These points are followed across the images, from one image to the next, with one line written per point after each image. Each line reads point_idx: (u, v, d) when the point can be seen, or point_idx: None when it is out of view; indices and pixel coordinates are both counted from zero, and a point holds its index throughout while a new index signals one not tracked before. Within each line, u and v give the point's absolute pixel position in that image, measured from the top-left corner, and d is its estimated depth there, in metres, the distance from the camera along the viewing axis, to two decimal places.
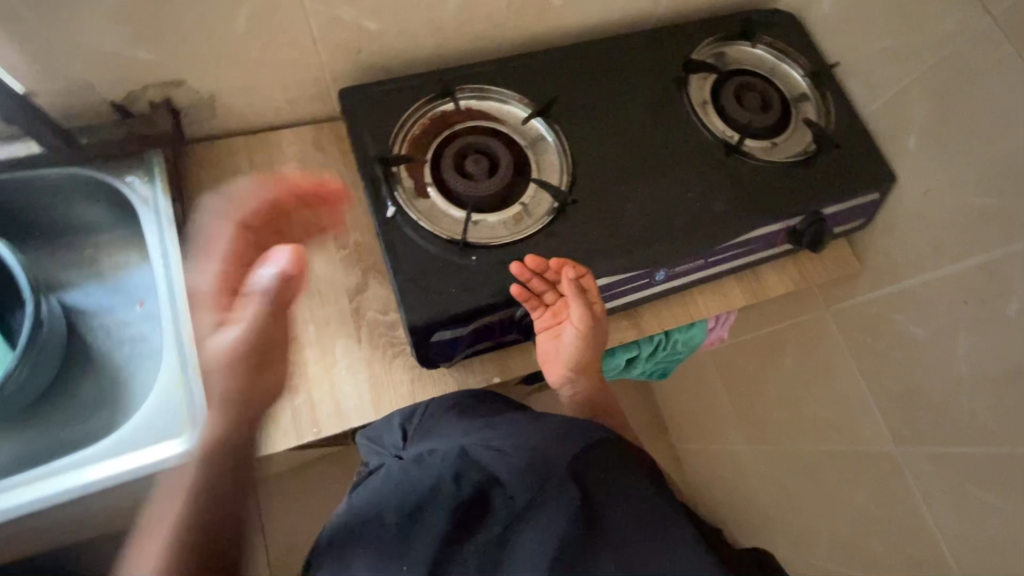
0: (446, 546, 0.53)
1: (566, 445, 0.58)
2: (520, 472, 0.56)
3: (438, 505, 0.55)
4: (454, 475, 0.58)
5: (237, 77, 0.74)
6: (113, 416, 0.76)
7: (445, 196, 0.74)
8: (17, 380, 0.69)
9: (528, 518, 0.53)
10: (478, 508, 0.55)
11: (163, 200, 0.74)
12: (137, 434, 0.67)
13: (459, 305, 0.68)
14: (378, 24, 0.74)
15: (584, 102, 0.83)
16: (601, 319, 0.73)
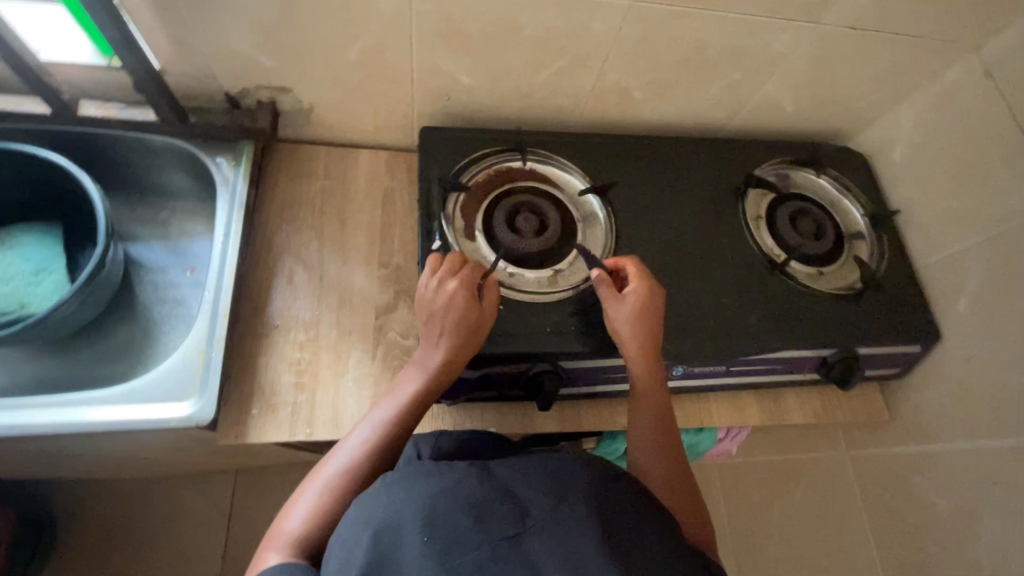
0: (453, 542, 0.42)
1: (592, 469, 0.48)
2: (543, 486, 0.46)
3: (449, 496, 0.44)
4: (466, 474, 0.47)
5: (337, 96, 0.82)
6: (135, 366, 0.80)
7: (489, 243, 0.78)
8: (66, 308, 0.73)
9: (547, 534, 0.43)
10: (496, 511, 0.44)
11: (240, 187, 0.80)
12: (150, 389, 0.69)
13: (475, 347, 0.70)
14: (471, 80, 0.81)
15: (641, 189, 0.87)
16: (657, 308, 0.71)
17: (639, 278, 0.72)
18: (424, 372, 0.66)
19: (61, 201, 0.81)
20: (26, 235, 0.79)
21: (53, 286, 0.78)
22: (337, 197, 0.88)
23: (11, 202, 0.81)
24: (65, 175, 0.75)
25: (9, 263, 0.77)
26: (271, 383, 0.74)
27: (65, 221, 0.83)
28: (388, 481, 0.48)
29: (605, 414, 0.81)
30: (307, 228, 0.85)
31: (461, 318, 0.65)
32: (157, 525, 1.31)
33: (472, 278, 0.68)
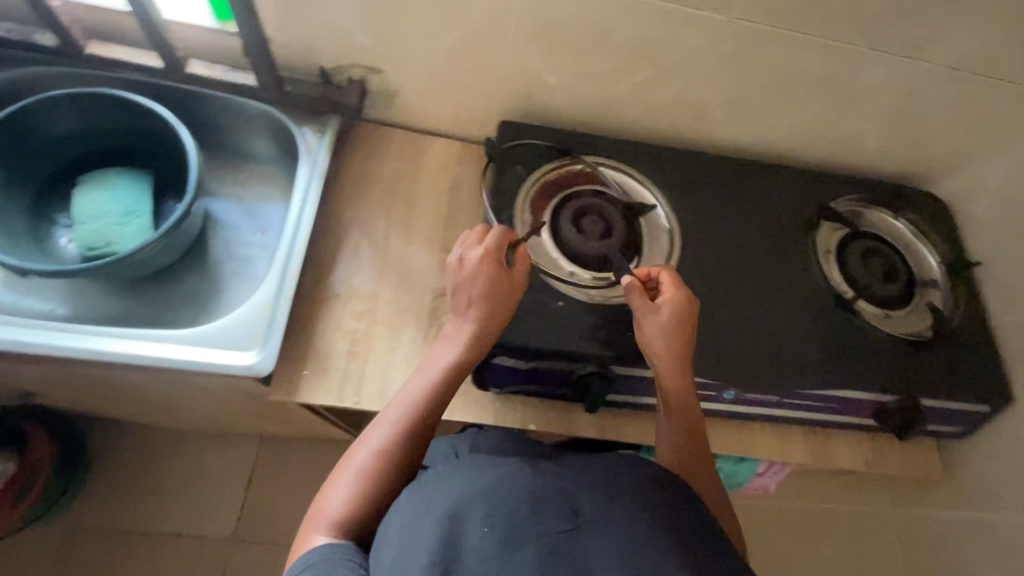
0: (510, 534, 0.42)
1: (641, 471, 0.48)
2: (595, 482, 0.46)
3: (501, 489, 0.44)
4: (514, 468, 0.47)
5: (424, 83, 0.84)
6: (200, 315, 0.84)
7: (554, 240, 0.79)
8: (149, 251, 0.77)
9: (604, 530, 0.43)
10: (551, 503, 0.44)
11: (321, 156, 0.83)
12: (216, 336, 0.72)
13: (531, 339, 0.70)
14: (556, 80, 0.82)
15: (712, 206, 0.85)
16: (688, 314, 0.69)
17: (669, 287, 0.69)
18: (456, 351, 0.64)
19: (154, 150, 0.85)
20: (120, 178, 0.84)
21: (139, 229, 0.82)
22: (407, 180, 0.90)
23: (108, 146, 0.85)
24: (165, 127, 0.79)
25: (101, 203, 0.82)
26: (326, 349, 0.76)
27: (153, 169, 0.87)
28: (438, 474, 0.48)
29: (648, 427, 0.79)
30: (376, 205, 0.87)
31: (488, 293, 0.65)
32: (181, 478, 1.38)
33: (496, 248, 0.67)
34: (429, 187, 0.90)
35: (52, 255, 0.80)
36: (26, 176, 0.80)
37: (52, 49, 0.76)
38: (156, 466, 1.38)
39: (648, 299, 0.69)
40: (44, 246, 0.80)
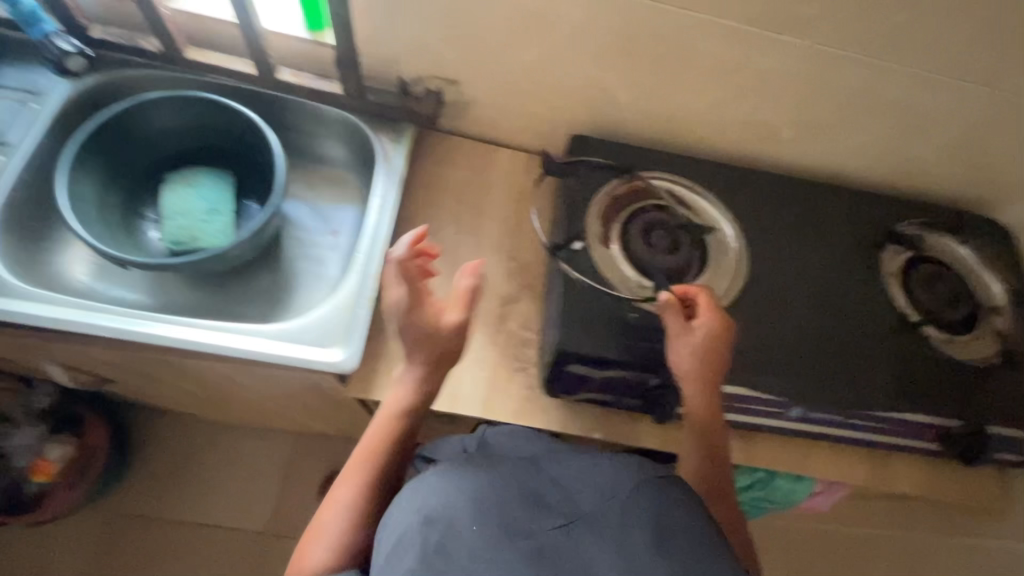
0: (507, 526, 0.46)
1: (630, 468, 0.51)
2: (588, 482, 0.50)
3: (502, 486, 0.49)
4: (519, 469, 0.52)
5: (498, 96, 0.87)
6: (276, 312, 0.87)
7: (624, 252, 0.80)
8: (242, 248, 0.80)
9: (595, 529, 0.47)
10: (543, 506, 0.49)
11: (398, 161, 0.86)
12: (304, 332, 0.74)
13: (608, 349, 0.71)
14: (629, 97, 0.84)
15: (778, 223, 0.86)
16: (721, 340, 0.70)
17: (705, 310, 0.71)
18: (413, 381, 0.69)
19: (237, 151, 0.88)
20: (206, 177, 0.87)
21: (224, 226, 0.85)
22: (475, 188, 0.93)
23: (193, 146, 0.88)
24: (257, 131, 0.83)
25: (189, 200, 0.85)
26: (399, 349, 0.79)
27: (234, 169, 0.90)
28: (435, 472, 0.51)
29: None
30: (445, 212, 0.90)
31: (430, 330, 0.68)
32: (221, 470, 1.41)
33: (423, 288, 0.69)
34: (495, 197, 0.93)
35: (142, 249, 0.84)
36: (121, 174, 0.83)
37: (157, 53, 0.80)
38: (198, 456, 1.42)
39: (681, 321, 0.70)
40: (134, 240, 0.83)
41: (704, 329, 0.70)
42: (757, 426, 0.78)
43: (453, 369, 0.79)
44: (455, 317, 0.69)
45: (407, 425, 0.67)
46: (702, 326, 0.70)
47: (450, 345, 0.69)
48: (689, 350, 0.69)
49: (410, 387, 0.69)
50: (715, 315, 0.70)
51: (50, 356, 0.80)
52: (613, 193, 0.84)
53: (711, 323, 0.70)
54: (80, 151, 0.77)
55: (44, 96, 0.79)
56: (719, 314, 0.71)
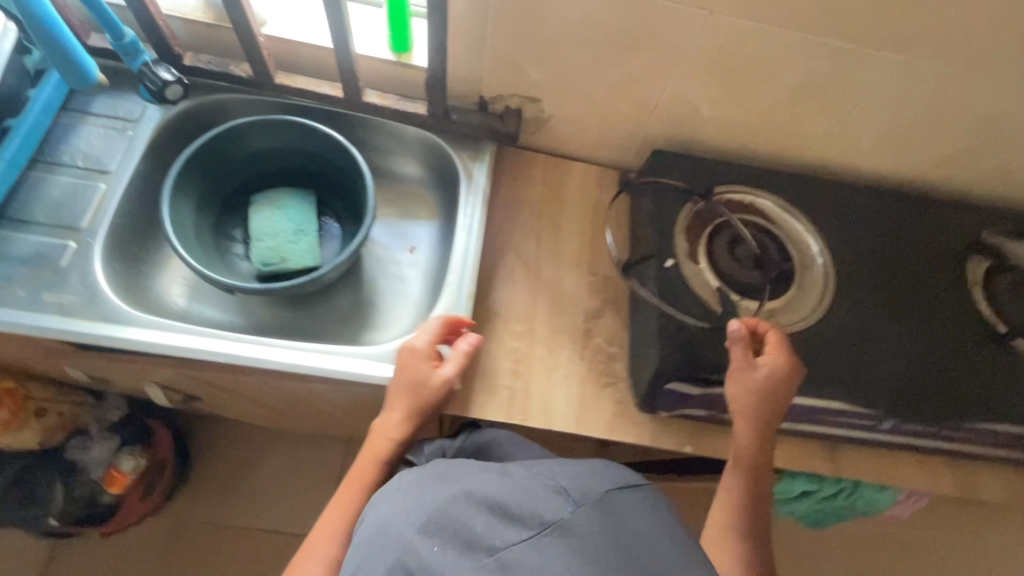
0: (472, 541, 0.46)
1: (597, 476, 0.53)
2: (557, 488, 0.50)
3: (465, 498, 0.48)
4: (480, 476, 0.51)
5: (577, 112, 0.88)
6: (362, 329, 0.88)
7: (713, 268, 0.81)
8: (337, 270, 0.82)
9: (557, 541, 0.47)
10: (508, 513, 0.48)
11: (479, 179, 0.87)
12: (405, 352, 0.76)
13: (707, 369, 0.72)
14: (711, 112, 0.84)
15: (862, 235, 0.86)
16: (784, 381, 0.70)
17: (774, 348, 0.71)
18: (403, 413, 0.70)
19: (319, 172, 0.90)
20: (290, 197, 0.88)
21: (309, 246, 0.86)
22: (551, 203, 0.93)
23: (276, 167, 0.90)
24: (345, 153, 0.84)
25: (276, 222, 0.86)
26: (492, 367, 0.80)
27: (315, 189, 0.92)
28: (402, 482, 0.51)
29: (798, 454, 0.81)
30: (525, 229, 0.91)
31: (422, 382, 0.71)
32: (279, 478, 1.43)
33: (431, 342, 0.73)
34: (571, 211, 0.93)
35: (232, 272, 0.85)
36: (210, 199, 0.86)
37: (248, 79, 0.81)
38: (256, 465, 1.44)
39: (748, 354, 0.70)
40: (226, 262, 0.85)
41: (771, 368, 0.69)
42: (839, 438, 0.80)
43: (545, 386, 0.80)
44: (448, 374, 0.72)
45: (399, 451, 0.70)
46: (769, 365, 0.69)
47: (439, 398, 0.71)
48: (750, 384, 0.69)
49: (406, 418, 0.70)
50: (783, 355, 0.70)
51: (150, 376, 0.82)
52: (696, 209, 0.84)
53: (777, 362, 0.70)
54: (180, 179, 0.79)
55: (138, 122, 0.81)
56: (786, 357, 0.70)
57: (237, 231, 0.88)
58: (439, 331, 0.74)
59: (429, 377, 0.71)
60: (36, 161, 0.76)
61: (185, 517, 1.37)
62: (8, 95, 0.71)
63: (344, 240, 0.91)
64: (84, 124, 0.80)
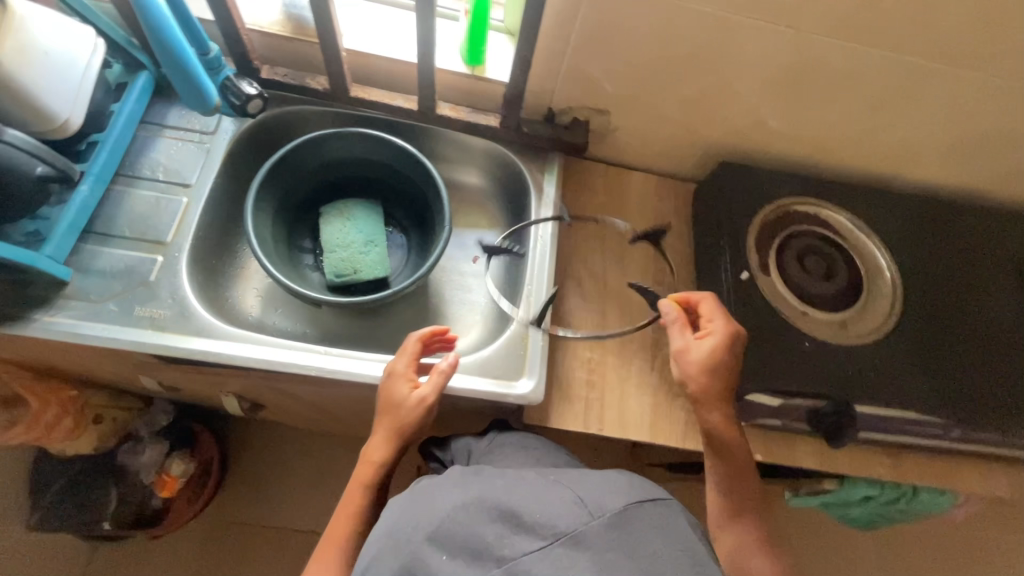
0: (479, 552, 0.44)
1: (621, 488, 0.49)
2: (569, 499, 0.47)
3: (476, 505, 0.47)
4: (495, 484, 0.50)
5: (644, 123, 0.88)
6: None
7: (783, 280, 0.83)
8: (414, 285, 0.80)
9: (571, 556, 0.44)
10: (515, 522, 0.46)
11: (550, 192, 0.88)
12: (485, 365, 0.77)
13: (787, 382, 0.74)
14: (780, 125, 0.85)
15: (925, 246, 0.87)
16: (721, 354, 0.70)
17: (707, 324, 0.72)
18: (382, 436, 0.68)
19: (386, 183, 0.90)
20: (359, 208, 0.87)
21: (379, 256, 0.85)
22: (614, 213, 0.94)
23: (344, 179, 0.90)
24: (418, 167, 0.85)
25: (345, 232, 0.85)
26: (567, 377, 0.81)
27: (381, 201, 0.92)
28: (419, 491, 0.52)
29: (865, 461, 0.83)
30: (590, 239, 0.92)
31: (397, 405, 0.68)
32: None
33: (405, 360, 0.71)
34: (634, 221, 0.94)
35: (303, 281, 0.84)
36: (284, 211, 0.86)
37: (324, 92, 0.82)
38: None
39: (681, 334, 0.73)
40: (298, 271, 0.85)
41: (703, 343, 0.71)
42: (907, 444, 0.80)
43: (620, 395, 0.81)
44: (425, 394, 0.69)
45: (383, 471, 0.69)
46: (700, 340, 0.71)
47: (419, 422, 0.68)
48: (690, 365, 0.71)
49: (382, 440, 0.68)
50: (718, 329, 0.71)
51: (225, 386, 0.83)
52: (763, 220, 0.86)
53: (711, 337, 0.71)
54: (261, 189, 0.79)
55: (214, 135, 0.82)
56: (722, 330, 0.71)
57: (306, 242, 0.88)
58: (415, 349, 0.72)
59: (409, 402, 0.68)
60: (117, 175, 0.77)
61: (223, 518, 1.28)
62: (95, 110, 0.72)
63: (409, 251, 0.91)
64: (160, 137, 0.80)
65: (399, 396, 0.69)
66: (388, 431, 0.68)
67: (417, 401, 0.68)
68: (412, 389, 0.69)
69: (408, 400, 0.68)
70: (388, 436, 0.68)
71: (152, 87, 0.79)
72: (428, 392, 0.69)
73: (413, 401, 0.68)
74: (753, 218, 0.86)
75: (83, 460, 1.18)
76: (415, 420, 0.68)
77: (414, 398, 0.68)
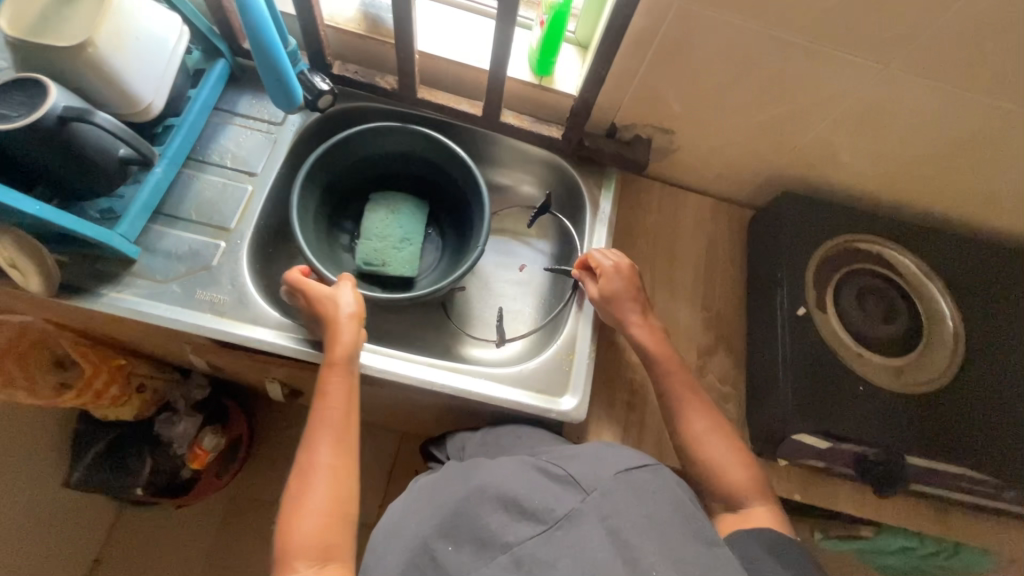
0: (487, 541, 0.52)
1: (609, 464, 0.56)
2: (561, 481, 0.56)
3: (479, 499, 0.56)
4: (494, 477, 0.58)
5: (708, 146, 0.87)
6: (458, 335, 0.86)
7: (840, 319, 0.81)
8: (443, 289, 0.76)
9: (568, 533, 0.51)
10: (514, 507, 0.54)
11: (606, 210, 0.87)
12: (530, 378, 0.76)
13: (843, 426, 0.72)
14: (851, 159, 0.83)
15: (996, 295, 0.84)
16: (625, 289, 0.77)
17: (600, 268, 0.78)
18: (337, 322, 0.67)
19: (435, 184, 0.90)
20: (406, 204, 0.86)
21: (411, 256, 0.83)
22: (667, 232, 0.93)
23: (397, 174, 0.90)
24: (466, 168, 0.83)
25: (387, 224, 0.84)
26: (608, 396, 0.81)
27: (428, 199, 0.92)
28: (419, 496, 0.62)
29: (906, 510, 0.80)
30: (641, 257, 0.91)
31: (327, 298, 0.69)
32: None
33: (316, 290, 0.69)
34: (687, 243, 0.93)
35: (335, 260, 0.84)
36: (333, 195, 0.86)
37: (392, 91, 0.83)
38: None
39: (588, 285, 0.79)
40: (332, 251, 0.84)
41: (605, 285, 0.77)
42: (956, 497, 0.78)
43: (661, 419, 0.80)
44: (346, 281, 0.71)
45: (352, 360, 0.68)
46: (601, 283, 0.77)
47: (359, 303, 0.70)
48: (604, 307, 0.77)
49: (341, 331, 0.67)
50: (610, 270, 0.77)
51: (269, 373, 0.84)
52: (824, 255, 0.84)
53: (607, 278, 0.77)
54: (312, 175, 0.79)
55: (281, 126, 0.83)
56: (613, 268, 0.77)
57: (347, 228, 0.88)
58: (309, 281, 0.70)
59: (333, 291, 0.70)
60: (188, 159, 0.79)
61: (246, 495, 1.31)
62: (175, 96, 0.74)
63: (442, 252, 0.90)
64: (230, 124, 0.82)
65: (320, 291, 0.69)
66: (335, 316, 0.68)
67: (339, 288, 0.70)
68: (336, 287, 0.70)
69: (338, 293, 0.70)
70: (341, 326, 0.67)
71: (227, 75, 0.81)
72: (346, 281, 0.71)
73: (341, 290, 0.70)
74: (814, 251, 0.84)
75: (122, 424, 1.21)
76: (353, 302, 0.70)
77: (342, 289, 0.70)
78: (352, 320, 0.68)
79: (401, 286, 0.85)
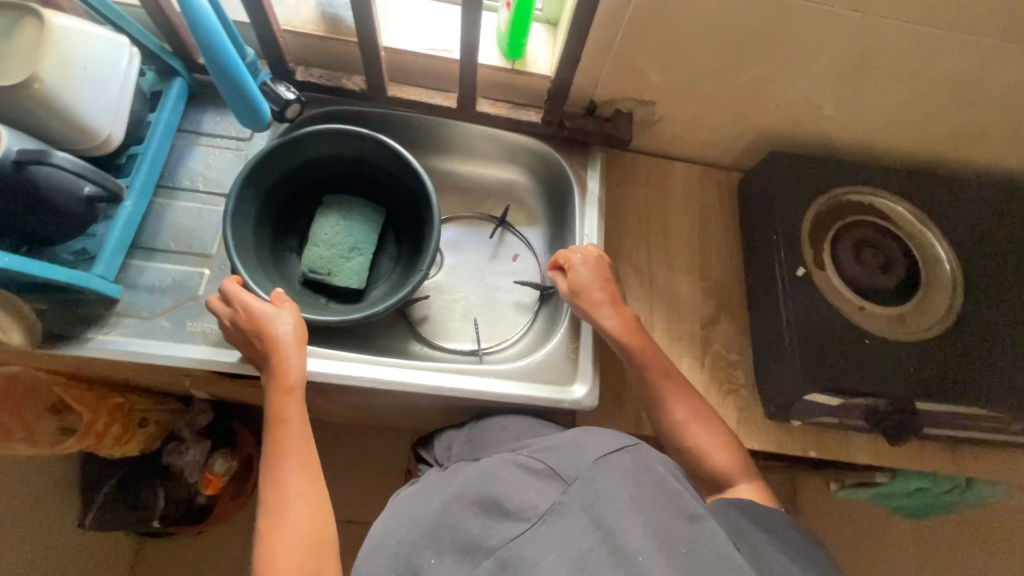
0: (471, 547, 0.51)
1: (586, 453, 0.56)
2: (539, 478, 0.55)
3: (460, 506, 0.56)
4: (474, 481, 0.58)
5: (689, 114, 0.85)
6: (430, 334, 0.83)
7: (839, 274, 0.80)
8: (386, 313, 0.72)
9: (551, 528, 0.50)
10: (496, 509, 0.54)
11: (594, 190, 0.85)
12: (538, 370, 0.76)
13: (856, 381, 0.73)
14: (835, 111, 0.82)
15: (990, 232, 0.84)
16: (587, 279, 0.75)
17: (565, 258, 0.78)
18: (283, 344, 0.64)
19: (387, 184, 0.84)
20: (361, 210, 0.81)
21: (360, 267, 0.79)
22: (657, 205, 0.92)
23: (355, 173, 0.84)
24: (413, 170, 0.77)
25: (337, 232, 0.79)
26: (616, 378, 0.81)
27: (383, 199, 0.86)
28: (400, 508, 0.60)
29: (919, 454, 0.81)
30: (633, 234, 0.89)
31: (269, 318, 0.64)
32: None
33: (256, 308, 0.64)
34: (678, 214, 0.92)
35: (281, 269, 0.79)
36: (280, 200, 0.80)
37: (360, 92, 0.80)
38: None
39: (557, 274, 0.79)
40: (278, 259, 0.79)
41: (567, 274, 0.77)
42: (967, 435, 0.79)
43: None
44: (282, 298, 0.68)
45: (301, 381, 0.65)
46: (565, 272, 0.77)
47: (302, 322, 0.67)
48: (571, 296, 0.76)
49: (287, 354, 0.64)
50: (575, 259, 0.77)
51: None
52: (816, 211, 0.84)
53: (570, 267, 0.77)
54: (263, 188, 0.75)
55: (250, 142, 0.80)
56: (578, 258, 0.77)
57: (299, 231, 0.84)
58: (246, 297, 0.65)
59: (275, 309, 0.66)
60: (158, 187, 0.76)
61: None
62: (134, 123, 0.70)
63: (394, 259, 0.86)
64: (196, 145, 0.78)
65: (260, 310, 0.64)
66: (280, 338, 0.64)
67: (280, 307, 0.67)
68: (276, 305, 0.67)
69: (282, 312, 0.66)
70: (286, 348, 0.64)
71: (186, 93, 0.78)
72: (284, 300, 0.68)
73: (282, 309, 0.66)
74: (807, 209, 0.83)
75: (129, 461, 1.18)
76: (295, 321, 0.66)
77: (283, 308, 0.66)
78: (297, 341, 0.65)
79: (351, 295, 0.81)
